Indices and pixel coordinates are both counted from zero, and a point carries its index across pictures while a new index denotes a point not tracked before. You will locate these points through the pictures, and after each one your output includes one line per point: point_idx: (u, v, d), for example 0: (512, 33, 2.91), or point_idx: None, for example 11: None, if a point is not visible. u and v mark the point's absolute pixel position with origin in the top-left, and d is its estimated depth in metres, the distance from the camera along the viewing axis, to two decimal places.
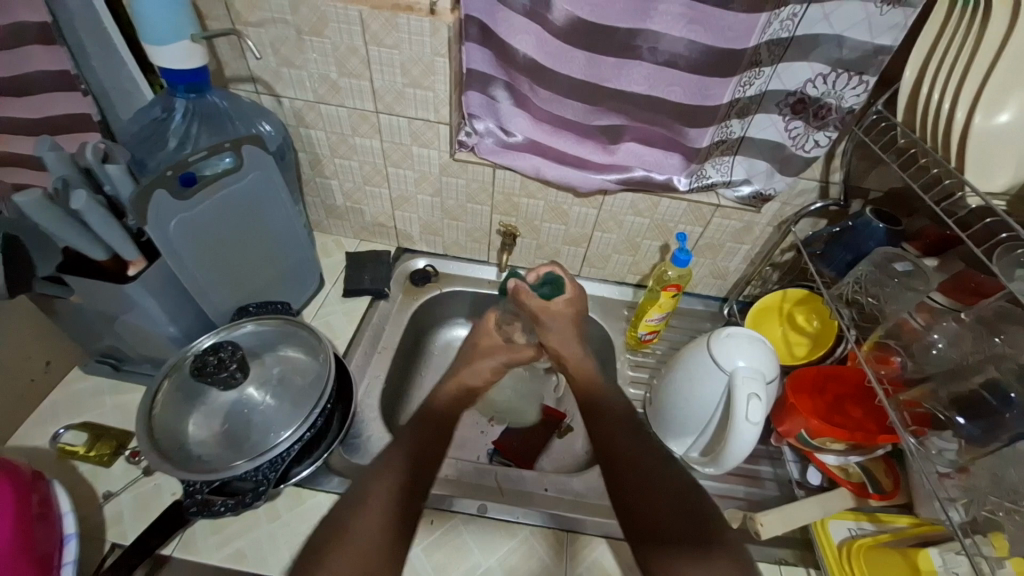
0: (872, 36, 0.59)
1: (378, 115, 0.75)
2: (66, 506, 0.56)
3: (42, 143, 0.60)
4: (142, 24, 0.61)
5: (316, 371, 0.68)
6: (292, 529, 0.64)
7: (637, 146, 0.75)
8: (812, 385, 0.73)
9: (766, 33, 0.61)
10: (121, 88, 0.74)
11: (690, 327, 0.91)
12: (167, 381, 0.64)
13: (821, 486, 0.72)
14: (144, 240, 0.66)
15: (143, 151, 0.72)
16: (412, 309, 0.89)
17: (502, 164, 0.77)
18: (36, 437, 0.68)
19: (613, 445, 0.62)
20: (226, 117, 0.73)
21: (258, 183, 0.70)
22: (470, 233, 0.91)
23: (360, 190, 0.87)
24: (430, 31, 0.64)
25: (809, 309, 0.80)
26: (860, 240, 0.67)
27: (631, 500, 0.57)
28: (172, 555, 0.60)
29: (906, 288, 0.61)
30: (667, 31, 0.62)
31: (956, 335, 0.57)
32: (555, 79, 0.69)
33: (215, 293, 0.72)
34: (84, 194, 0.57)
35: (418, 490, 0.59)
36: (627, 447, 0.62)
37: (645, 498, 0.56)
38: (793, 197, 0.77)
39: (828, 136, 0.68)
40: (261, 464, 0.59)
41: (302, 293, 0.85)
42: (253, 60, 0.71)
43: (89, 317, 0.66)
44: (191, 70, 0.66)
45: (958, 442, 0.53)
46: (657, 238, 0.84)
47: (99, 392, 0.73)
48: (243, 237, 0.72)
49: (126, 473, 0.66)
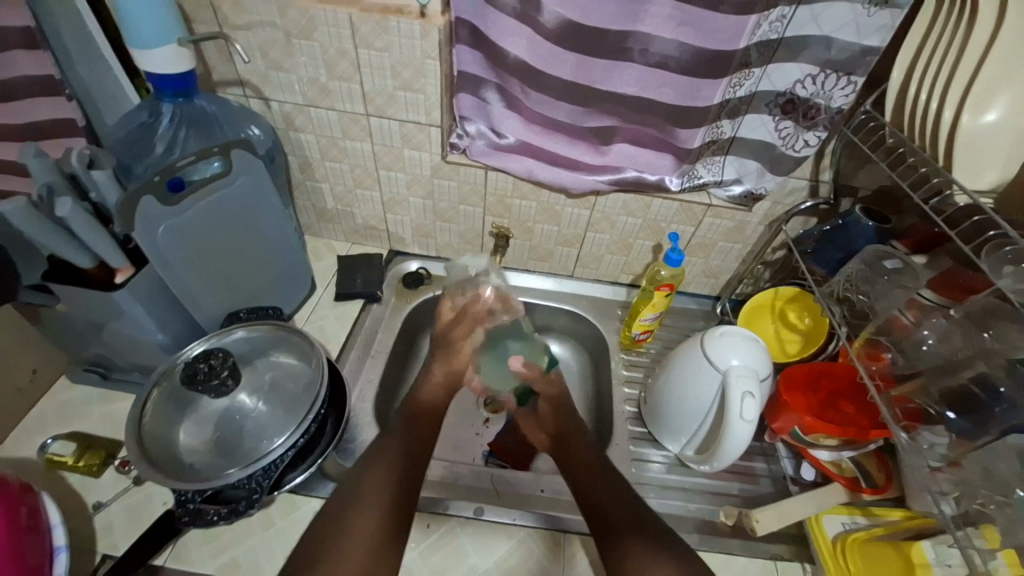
0: (859, 37, 0.59)
1: (368, 118, 0.74)
2: (56, 517, 0.55)
3: (25, 148, 0.58)
4: (127, 28, 0.60)
5: (309, 376, 0.67)
6: (286, 536, 0.63)
7: (629, 147, 0.75)
8: (804, 383, 0.73)
9: (756, 35, 0.61)
10: (107, 92, 0.74)
11: (684, 327, 0.92)
12: (157, 390, 0.63)
13: (814, 481, 0.73)
14: (131, 247, 0.65)
15: (130, 155, 0.71)
16: (405, 312, 0.88)
17: (494, 165, 0.77)
18: (23, 448, 0.66)
19: (585, 468, 0.69)
20: (214, 121, 0.72)
21: (249, 188, 0.70)
22: (463, 235, 0.90)
23: (351, 194, 0.86)
24: (420, 33, 0.64)
25: (801, 306, 0.81)
26: (850, 238, 0.68)
27: (598, 505, 0.63)
28: (164, 565, 0.59)
29: (896, 286, 0.62)
30: (657, 33, 0.62)
31: (945, 332, 0.58)
32: (547, 82, 0.69)
33: (205, 299, 0.71)
34: (69, 202, 0.55)
35: (407, 502, 0.61)
36: (615, 511, 0.63)
37: (608, 500, 0.64)
38: (783, 195, 0.77)
39: (818, 135, 0.68)
40: (254, 471, 0.58)
41: (294, 297, 0.84)
42: (242, 63, 0.70)
43: (76, 324, 0.65)
44: (179, 74, 0.65)
45: (950, 436, 0.54)
46: (649, 238, 0.84)
47: (87, 400, 0.72)
48: (233, 243, 0.71)
49: (116, 483, 0.65)
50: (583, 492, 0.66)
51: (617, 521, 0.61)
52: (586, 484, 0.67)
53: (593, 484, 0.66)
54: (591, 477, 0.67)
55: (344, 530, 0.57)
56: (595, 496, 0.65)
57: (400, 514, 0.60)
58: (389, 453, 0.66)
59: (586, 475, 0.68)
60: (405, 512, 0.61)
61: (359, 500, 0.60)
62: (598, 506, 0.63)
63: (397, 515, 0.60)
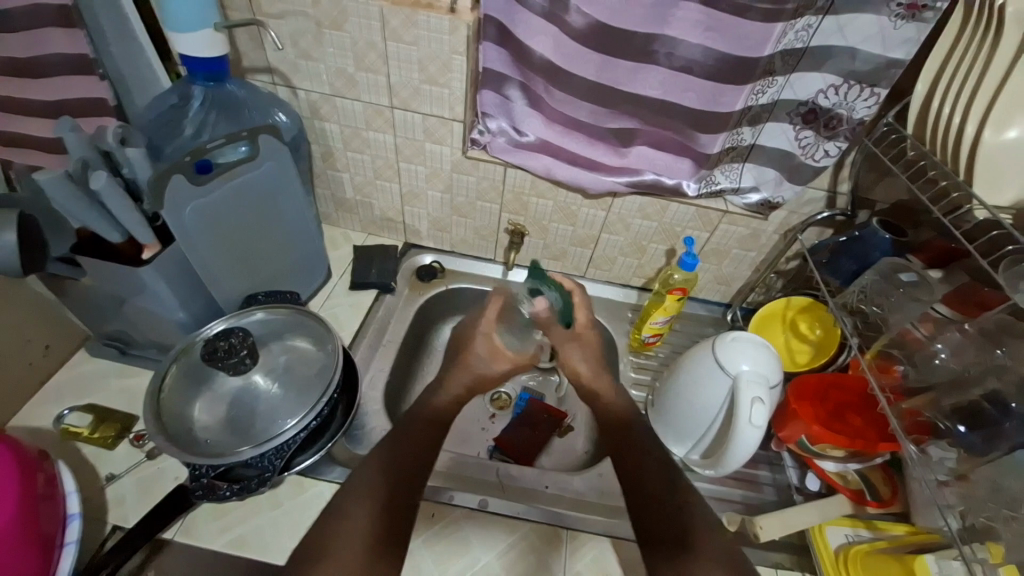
0: (884, 50, 0.59)
1: (392, 110, 0.76)
2: (70, 486, 0.57)
3: (62, 121, 0.59)
4: (167, 11, 0.62)
5: (323, 361, 0.68)
6: (294, 517, 0.64)
7: (649, 150, 0.76)
8: (814, 393, 0.73)
9: (781, 43, 0.61)
10: (140, 74, 0.75)
11: (693, 332, 0.92)
12: (175, 365, 0.65)
13: (819, 493, 0.72)
14: (158, 225, 0.66)
15: (158, 137, 0.73)
16: (417, 304, 0.90)
17: (514, 163, 0.78)
18: (39, 417, 0.68)
19: (631, 455, 0.66)
20: (242, 106, 0.74)
21: (274, 172, 0.71)
22: (478, 230, 0.91)
23: (370, 184, 0.87)
24: (449, 29, 0.65)
25: (812, 317, 0.81)
26: (866, 250, 0.69)
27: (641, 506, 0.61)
28: (173, 539, 0.60)
29: (910, 299, 0.62)
30: (683, 37, 0.63)
31: (959, 346, 0.57)
32: (570, 81, 0.70)
33: (225, 280, 0.72)
34: (104, 175, 0.57)
35: (408, 506, 0.58)
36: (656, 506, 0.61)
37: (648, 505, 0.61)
38: (800, 206, 0.78)
39: (839, 145, 0.68)
40: (266, 451, 0.59)
41: (310, 283, 0.85)
42: (273, 51, 0.72)
43: (100, 298, 0.66)
44: (211, 58, 0.66)
45: (957, 451, 0.54)
46: (664, 242, 0.85)
47: (104, 374, 0.74)
48: (257, 226, 0.72)
49: (129, 456, 0.66)
50: (635, 490, 0.63)
51: (685, 532, 0.57)
52: (642, 480, 0.63)
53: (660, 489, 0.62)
54: (640, 482, 0.63)
55: (336, 534, 0.54)
56: (643, 499, 0.61)
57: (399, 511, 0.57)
58: (396, 453, 0.62)
59: (634, 469, 0.64)
60: (405, 510, 0.58)
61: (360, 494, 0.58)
62: (650, 518, 0.59)
63: (394, 522, 0.57)
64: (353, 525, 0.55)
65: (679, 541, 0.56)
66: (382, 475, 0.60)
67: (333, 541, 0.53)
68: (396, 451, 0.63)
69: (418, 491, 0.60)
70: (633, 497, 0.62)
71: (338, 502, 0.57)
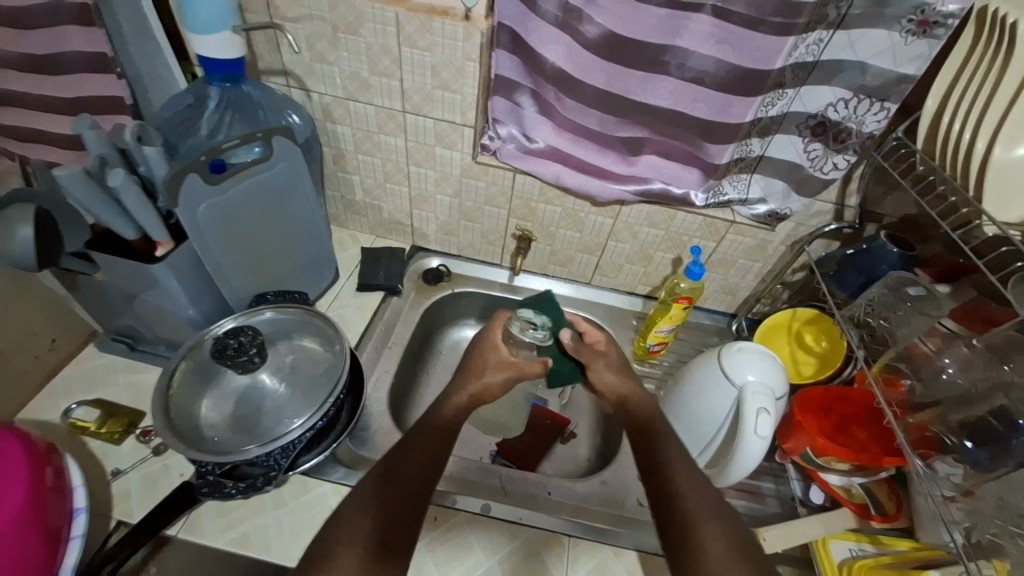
0: (896, 65, 0.59)
1: (404, 115, 0.76)
2: (78, 479, 0.57)
3: (81, 120, 0.59)
4: (187, 14, 0.63)
5: (331, 361, 0.68)
6: (298, 517, 0.64)
7: (657, 159, 0.76)
8: (818, 406, 0.73)
9: (791, 57, 0.62)
10: (155, 74, 0.77)
11: (698, 341, 0.93)
12: (184, 363, 0.65)
13: (823, 506, 0.72)
14: (172, 223, 0.67)
15: (174, 136, 0.74)
16: (423, 307, 0.91)
17: (524, 169, 0.78)
18: (47, 411, 0.68)
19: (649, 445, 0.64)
20: (258, 107, 0.75)
21: (287, 174, 0.72)
22: (486, 235, 0.92)
23: (380, 187, 0.88)
24: (463, 36, 0.66)
25: (819, 329, 0.81)
26: (873, 263, 0.69)
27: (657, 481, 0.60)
28: (176, 536, 0.60)
29: (917, 313, 0.62)
30: (695, 49, 0.63)
31: (966, 361, 0.57)
32: (581, 89, 0.71)
33: (236, 278, 0.73)
34: (122, 173, 0.57)
35: (411, 514, 0.57)
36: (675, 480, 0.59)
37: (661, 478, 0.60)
38: (807, 218, 0.78)
39: (847, 159, 0.68)
40: (272, 450, 0.59)
41: (318, 284, 0.86)
42: (288, 54, 0.73)
43: (111, 294, 0.67)
44: (228, 60, 0.67)
45: (964, 467, 0.54)
46: (670, 250, 0.85)
47: (112, 369, 0.74)
48: (268, 227, 0.73)
49: (135, 452, 0.66)
50: (673, 508, 0.57)
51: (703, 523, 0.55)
52: (677, 500, 0.57)
53: (699, 509, 0.56)
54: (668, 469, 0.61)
55: (337, 541, 0.52)
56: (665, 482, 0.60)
57: (402, 524, 0.55)
58: (401, 464, 0.61)
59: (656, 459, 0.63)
60: (409, 520, 0.56)
61: (363, 501, 0.56)
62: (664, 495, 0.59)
63: (395, 528, 0.55)
64: (354, 530, 0.53)
65: (695, 529, 0.54)
66: (387, 482, 0.58)
67: (334, 548, 0.52)
68: (402, 460, 0.61)
69: (424, 500, 0.59)
70: (664, 516, 0.57)
71: (341, 511, 0.56)
